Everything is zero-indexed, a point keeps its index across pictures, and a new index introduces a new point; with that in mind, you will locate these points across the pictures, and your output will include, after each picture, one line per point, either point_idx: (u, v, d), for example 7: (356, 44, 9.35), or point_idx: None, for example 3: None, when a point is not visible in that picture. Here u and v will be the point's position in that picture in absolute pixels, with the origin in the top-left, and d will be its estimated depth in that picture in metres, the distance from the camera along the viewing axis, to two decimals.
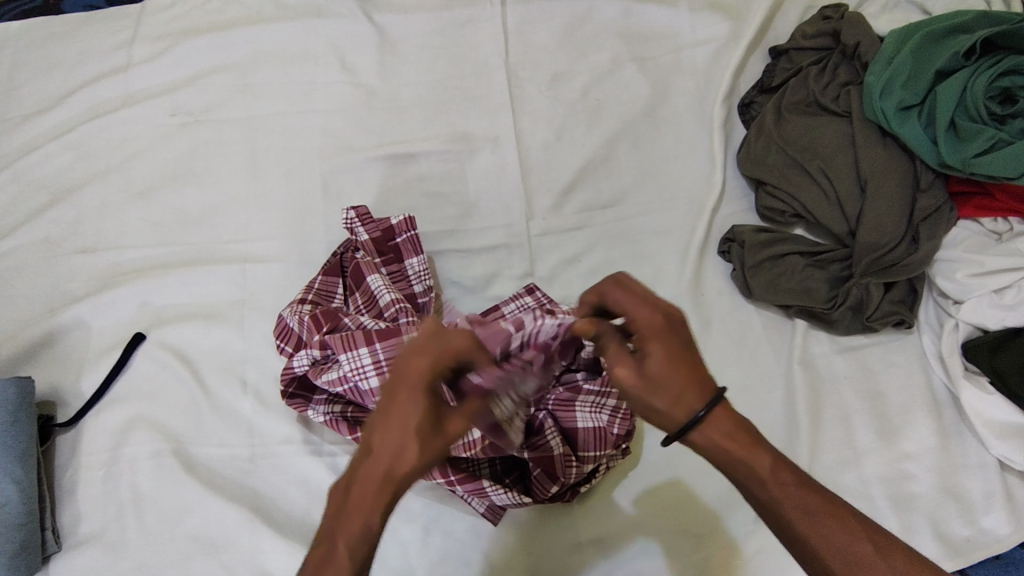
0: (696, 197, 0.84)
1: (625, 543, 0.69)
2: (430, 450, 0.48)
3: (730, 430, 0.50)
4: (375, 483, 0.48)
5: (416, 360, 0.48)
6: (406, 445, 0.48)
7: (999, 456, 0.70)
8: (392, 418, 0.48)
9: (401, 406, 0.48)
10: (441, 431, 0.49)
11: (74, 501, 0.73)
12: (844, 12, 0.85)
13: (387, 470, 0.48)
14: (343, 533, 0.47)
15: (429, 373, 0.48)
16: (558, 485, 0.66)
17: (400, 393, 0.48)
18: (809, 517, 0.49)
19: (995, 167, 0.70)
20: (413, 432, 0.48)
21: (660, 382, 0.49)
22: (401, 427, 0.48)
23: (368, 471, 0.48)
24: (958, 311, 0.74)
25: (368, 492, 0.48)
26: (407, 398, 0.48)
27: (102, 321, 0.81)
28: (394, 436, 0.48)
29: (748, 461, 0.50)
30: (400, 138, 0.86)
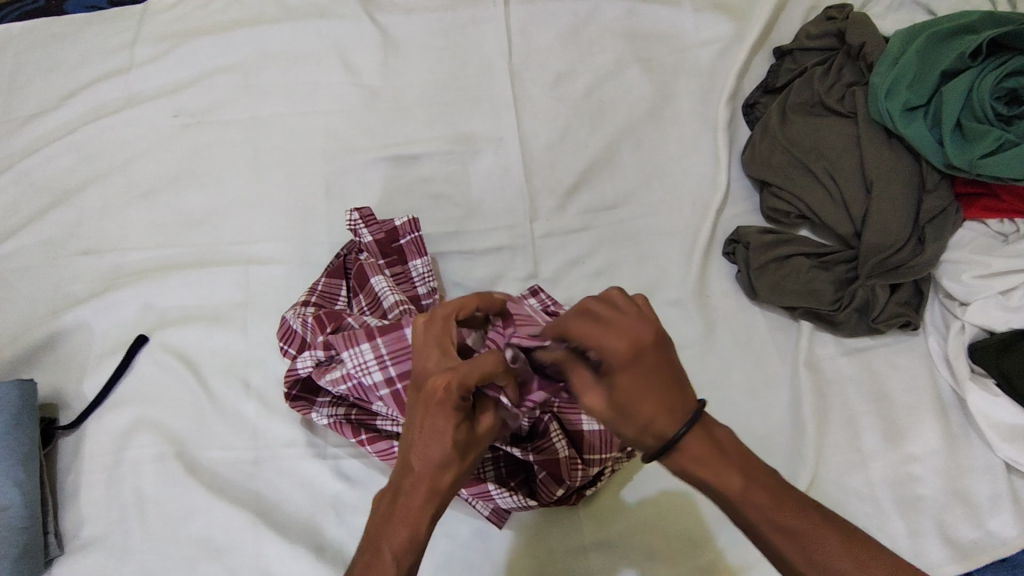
0: (701, 198, 0.84)
1: (631, 547, 0.68)
2: (465, 447, 0.52)
3: (702, 456, 0.47)
4: (420, 491, 0.51)
5: (451, 377, 0.50)
6: (446, 454, 0.51)
7: (1005, 459, 0.70)
8: (430, 428, 0.51)
9: (434, 410, 0.51)
10: (474, 436, 0.53)
11: (77, 505, 0.73)
12: (848, 12, 0.85)
13: (430, 471, 0.51)
14: (391, 542, 0.50)
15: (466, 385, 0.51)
16: (563, 488, 0.66)
17: (436, 405, 0.51)
18: (791, 542, 0.46)
19: (1000, 168, 0.70)
20: (452, 441, 0.51)
21: (634, 408, 0.46)
22: (442, 438, 0.51)
23: (415, 480, 0.51)
24: (964, 313, 0.74)
25: (413, 500, 0.51)
26: (442, 412, 0.51)
27: (105, 323, 0.80)
28: (433, 439, 0.51)
29: (722, 480, 0.47)
30: (404, 139, 0.86)
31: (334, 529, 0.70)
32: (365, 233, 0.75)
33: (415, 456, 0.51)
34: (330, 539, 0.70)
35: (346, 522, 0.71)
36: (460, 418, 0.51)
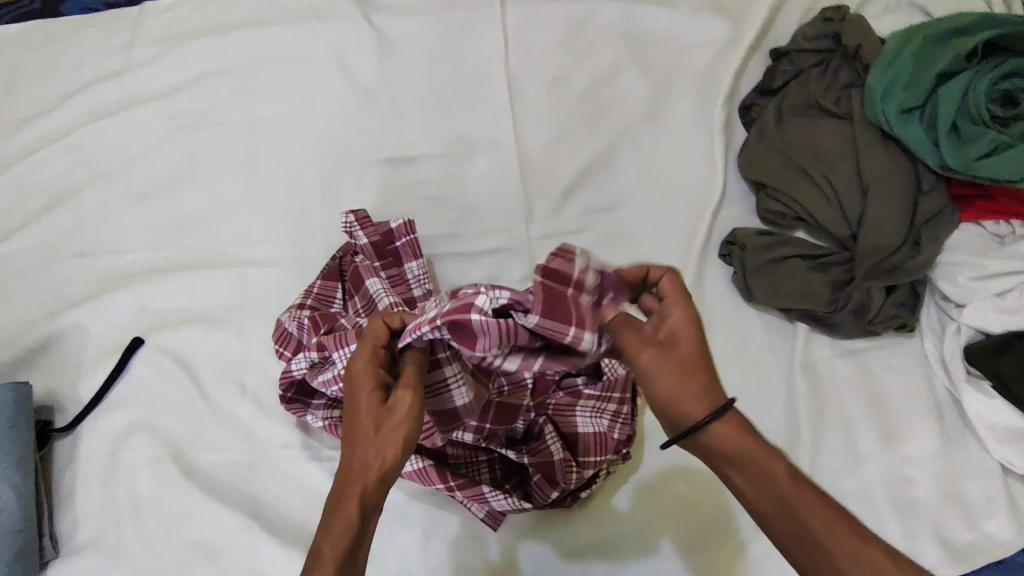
0: (697, 199, 0.84)
1: (626, 549, 0.68)
2: (381, 427, 0.51)
3: (734, 432, 0.50)
4: (350, 476, 0.51)
5: (353, 361, 0.54)
6: (368, 432, 0.52)
7: (1001, 461, 0.70)
8: (354, 417, 0.53)
9: (352, 404, 0.53)
10: (389, 410, 0.52)
11: (72, 507, 0.73)
12: (845, 13, 0.84)
13: (354, 458, 0.52)
14: (326, 532, 0.50)
15: (372, 364, 0.54)
16: (558, 491, 0.65)
17: (355, 395, 0.54)
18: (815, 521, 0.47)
19: (995, 170, 0.70)
20: (368, 418, 0.52)
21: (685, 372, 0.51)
22: (359, 419, 0.52)
23: (344, 471, 0.52)
24: (960, 314, 0.74)
25: (346, 486, 0.51)
26: (357, 395, 0.53)
27: (101, 325, 0.80)
28: (354, 429, 0.53)
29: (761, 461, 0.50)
30: (400, 140, 0.86)
31: None
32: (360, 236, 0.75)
33: (344, 451, 0.53)
34: None
35: None
36: (371, 394, 0.53)
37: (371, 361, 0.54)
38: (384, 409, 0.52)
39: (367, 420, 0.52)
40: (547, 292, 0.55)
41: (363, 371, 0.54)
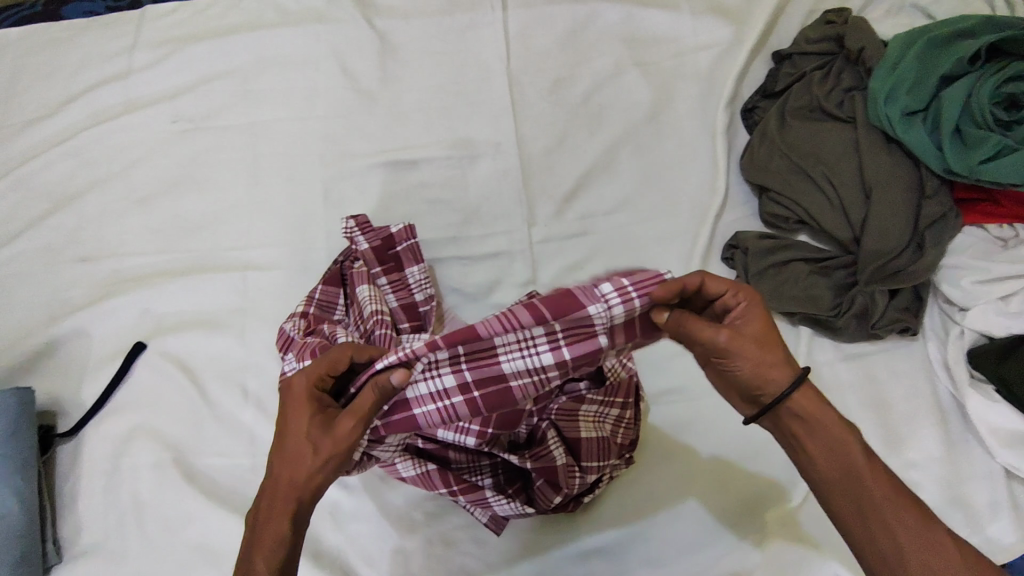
0: (698, 202, 0.83)
1: (629, 553, 0.68)
2: (317, 450, 0.52)
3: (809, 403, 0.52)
4: (282, 498, 0.53)
5: (294, 378, 0.55)
6: (304, 453, 0.52)
7: (1005, 465, 0.70)
8: (286, 436, 0.53)
9: (288, 423, 0.54)
10: (325, 433, 0.53)
11: (75, 512, 0.73)
12: (848, 16, 0.84)
13: (287, 476, 0.53)
14: (259, 547, 0.52)
15: (314, 386, 0.55)
16: (560, 496, 0.65)
17: (291, 415, 0.54)
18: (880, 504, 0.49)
19: (1001, 173, 0.70)
20: (305, 444, 0.53)
21: (761, 352, 0.51)
22: (297, 441, 0.53)
23: (274, 485, 0.53)
24: (964, 318, 0.74)
25: (277, 507, 0.52)
26: (293, 414, 0.54)
27: (103, 329, 0.80)
28: (286, 447, 0.53)
29: (830, 434, 0.51)
30: (402, 144, 0.86)
31: (332, 535, 0.70)
32: (359, 240, 0.74)
33: (273, 468, 0.54)
34: (327, 546, 0.70)
35: (345, 529, 0.70)
36: (312, 416, 0.53)
37: (317, 380, 0.55)
38: (323, 433, 0.53)
39: (305, 442, 0.53)
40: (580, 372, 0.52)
41: (300, 392, 0.54)
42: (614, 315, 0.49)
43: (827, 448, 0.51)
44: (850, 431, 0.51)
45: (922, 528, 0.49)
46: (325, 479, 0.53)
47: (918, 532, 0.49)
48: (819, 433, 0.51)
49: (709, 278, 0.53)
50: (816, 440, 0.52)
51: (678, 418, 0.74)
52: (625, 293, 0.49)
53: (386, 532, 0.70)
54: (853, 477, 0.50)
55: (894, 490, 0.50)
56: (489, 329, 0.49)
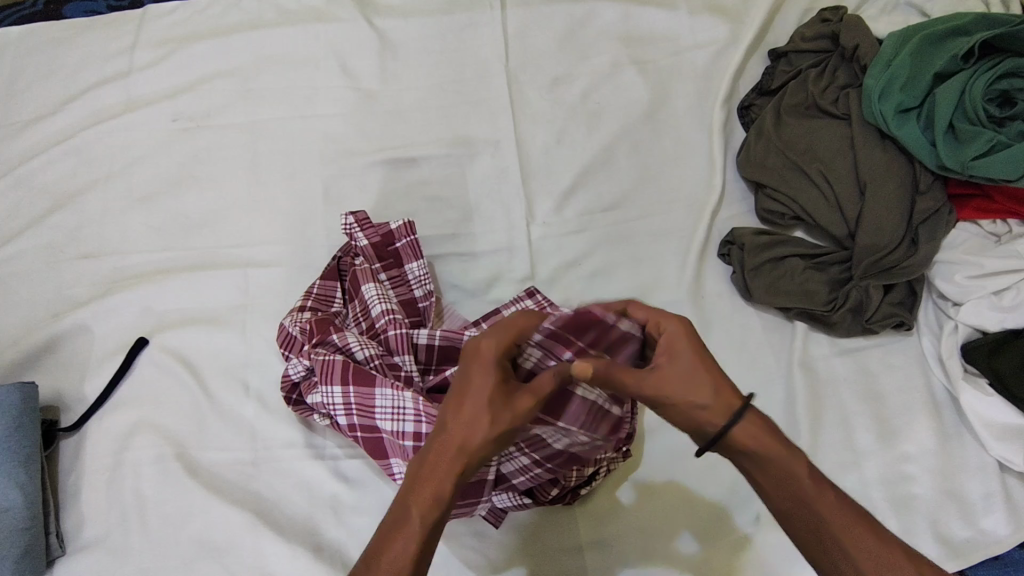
0: (695, 199, 0.84)
1: (626, 545, 0.69)
2: (498, 420, 0.51)
3: (759, 432, 0.51)
4: (450, 452, 0.52)
5: (486, 338, 0.53)
6: (479, 419, 0.51)
7: (998, 458, 0.70)
8: (466, 398, 0.52)
9: (469, 384, 0.52)
10: (508, 404, 0.52)
11: (78, 506, 0.74)
12: (843, 15, 0.85)
13: (462, 437, 0.51)
14: (416, 499, 0.51)
15: (501, 355, 0.53)
16: (558, 489, 0.66)
17: (474, 374, 0.53)
18: (844, 528, 0.50)
19: (994, 168, 0.70)
20: (486, 407, 0.51)
21: (690, 382, 0.51)
22: (476, 401, 0.52)
23: (443, 441, 0.52)
24: (957, 313, 0.75)
25: (442, 465, 0.51)
26: (478, 373, 0.52)
27: (106, 325, 0.81)
28: (467, 407, 0.52)
29: (776, 466, 0.51)
30: (401, 142, 0.86)
31: (333, 529, 0.71)
32: (358, 236, 0.75)
33: (447, 421, 0.52)
34: (329, 540, 0.70)
35: (345, 523, 0.71)
36: (495, 383, 0.52)
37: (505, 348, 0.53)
38: (503, 400, 0.52)
39: (485, 408, 0.51)
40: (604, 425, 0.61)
41: (489, 354, 0.53)
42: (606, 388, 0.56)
43: (775, 478, 0.52)
44: (798, 460, 0.51)
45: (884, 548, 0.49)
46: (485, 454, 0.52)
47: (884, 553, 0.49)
48: (768, 464, 0.51)
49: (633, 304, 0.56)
50: (766, 473, 0.52)
51: None
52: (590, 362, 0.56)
53: None
54: (806, 507, 0.51)
55: (850, 515, 0.50)
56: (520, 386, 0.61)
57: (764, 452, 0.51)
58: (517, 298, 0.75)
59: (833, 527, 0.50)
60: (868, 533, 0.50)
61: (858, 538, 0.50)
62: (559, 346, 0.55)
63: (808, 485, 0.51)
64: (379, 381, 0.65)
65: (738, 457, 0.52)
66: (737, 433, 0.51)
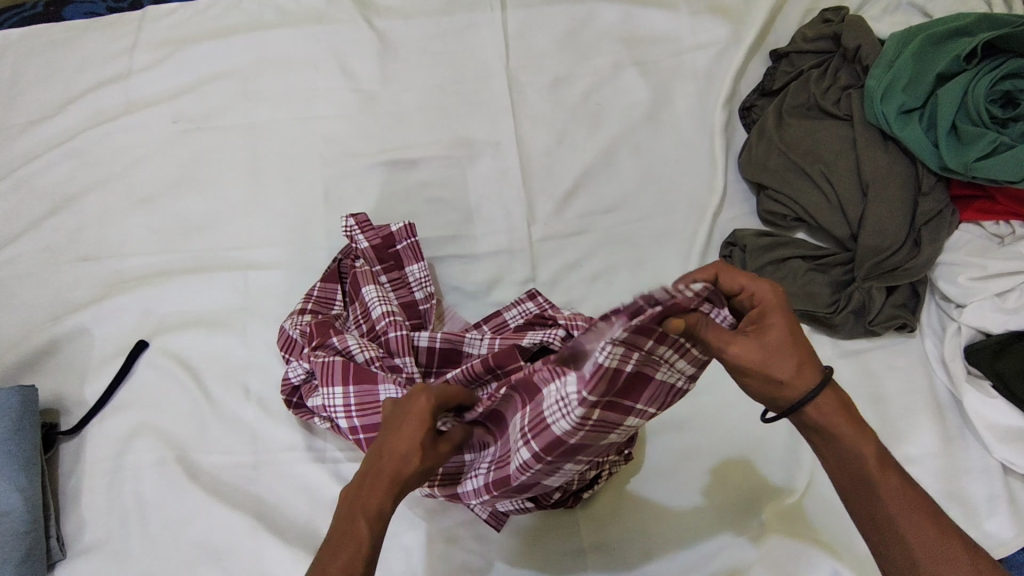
0: (697, 200, 0.84)
1: (630, 549, 0.69)
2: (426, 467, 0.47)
3: (834, 412, 0.52)
4: (389, 493, 0.47)
5: (422, 397, 0.47)
6: (412, 467, 0.46)
7: (1002, 460, 0.70)
8: (401, 443, 0.47)
9: (402, 431, 0.47)
10: (436, 448, 0.48)
11: (79, 509, 0.74)
12: (844, 15, 0.85)
13: (395, 483, 0.47)
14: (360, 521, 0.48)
15: (431, 411, 0.47)
16: (561, 493, 0.66)
17: (408, 426, 0.47)
18: (902, 512, 0.49)
19: (997, 171, 0.70)
20: (420, 459, 0.47)
21: (776, 360, 0.51)
22: (413, 450, 0.46)
23: (380, 483, 0.47)
24: (961, 314, 0.74)
25: (380, 506, 0.47)
26: (412, 426, 0.46)
27: (106, 328, 0.81)
28: (401, 454, 0.46)
29: (840, 439, 0.52)
30: (402, 144, 0.86)
31: None
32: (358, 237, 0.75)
33: (380, 464, 0.47)
34: None
35: None
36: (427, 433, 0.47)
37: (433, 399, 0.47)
38: (433, 449, 0.48)
39: (416, 460, 0.47)
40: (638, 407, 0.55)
41: (421, 411, 0.47)
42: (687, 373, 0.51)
43: (841, 457, 0.52)
44: (868, 442, 0.51)
45: (939, 538, 0.49)
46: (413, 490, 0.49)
47: (940, 542, 0.48)
48: (836, 443, 0.52)
49: (721, 269, 0.51)
50: (833, 451, 0.52)
51: (674, 414, 0.75)
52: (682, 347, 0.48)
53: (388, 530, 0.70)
54: (865, 484, 0.51)
55: (910, 492, 0.50)
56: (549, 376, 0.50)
57: (834, 425, 0.52)
58: (518, 300, 0.75)
59: (890, 506, 0.50)
60: (926, 521, 0.49)
61: (917, 523, 0.49)
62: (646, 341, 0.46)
63: (870, 459, 0.51)
64: (381, 378, 0.65)
65: (806, 432, 0.54)
66: (813, 411, 0.52)
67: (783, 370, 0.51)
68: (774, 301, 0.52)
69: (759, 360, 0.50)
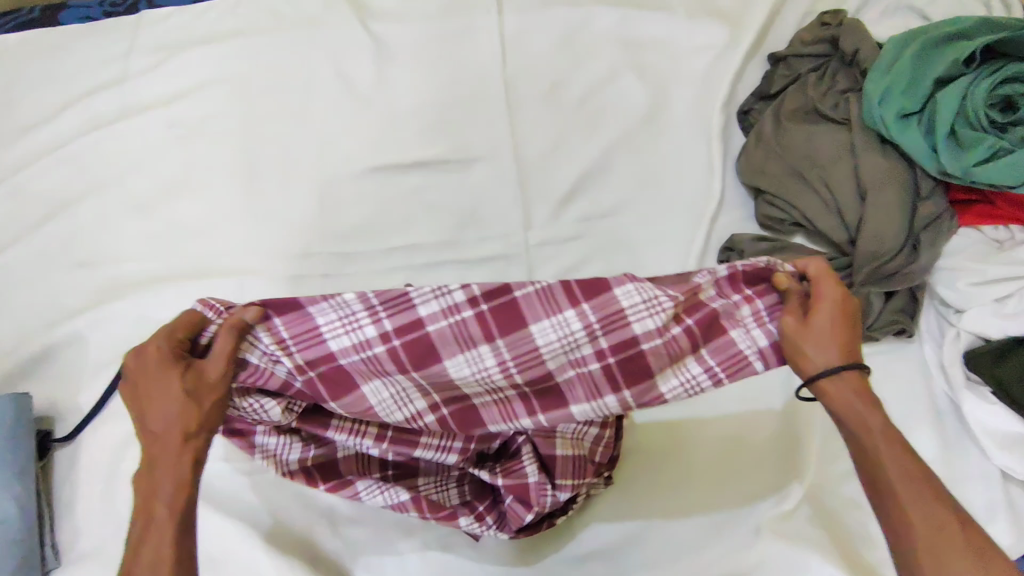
0: (695, 205, 0.84)
1: (624, 557, 0.68)
2: (188, 400, 0.54)
3: (849, 390, 0.53)
4: (166, 443, 0.54)
5: (151, 343, 0.54)
6: (170, 405, 0.53)
7: (1001, 467, 0.70)
8: (154, 397, 0.54)
9: (151, 386, 0.54)
10: (197, 380, 0.54)
11: (74, 517, 0.73)
12: (843, 18, 0.84)
13: (161, 432, 0.54)
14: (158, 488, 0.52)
15: (173, 349, 0.55)
16: (533, 513, 0.64)
17: (155, 375, 0.54)
18: (902, 477, 0.50)
19: (996, 175, 0.70)
20: (180, 395, 0.53)
21: (815, 338, 0.53)
22: (168, 394, 0.54)
23: (157, 436, 0.54)
24: (960, 320, 0.74)
25: (165, 453, 0.53)
26: (157, 374, 0.54)
27: (102, 335, 0.81)
28: (161, 402, 0.54)
29: (849, 415, 0.53)
30: (398, 148, 0.86)
31: (330, 541, 0.70)
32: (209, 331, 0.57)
33: (149, 420, 0.54)
34: (326, 551, 0.69)
35: (341, 534, 0.70)
36: (177, 372, 0.54)
37: (179, 344, 0.56)
38: (194, 382, 0.54)
39: (173, 398, 0.53)
40: (625, 369, 0.56)
41: (155, 358, 0.54)
42: (759, 340, 0.55)
43: (851, 430, 0.53)
44: (880, 416, 0.53)
45: (936, 511, 0.49)
46: (206, 437, 0.55)
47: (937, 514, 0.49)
48: (848, 415, 0.53)
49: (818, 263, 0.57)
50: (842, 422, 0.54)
51: (668, 422, 0.75)
52: (761, 316, 0.56)
53: (384, 536, 0.70)
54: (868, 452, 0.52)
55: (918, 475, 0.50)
56: (620, 280, 0.54)
57: (840, 402, 0.53)
58: None
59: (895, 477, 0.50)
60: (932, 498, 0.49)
61: (913, 494, 0.49)
62: (730, 286, 0.57)
63: (878, 436, 0.52)
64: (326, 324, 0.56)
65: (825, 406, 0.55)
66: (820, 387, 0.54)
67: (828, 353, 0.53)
68: (839, 298, 0.55)
69: (792, 332, 0.54)
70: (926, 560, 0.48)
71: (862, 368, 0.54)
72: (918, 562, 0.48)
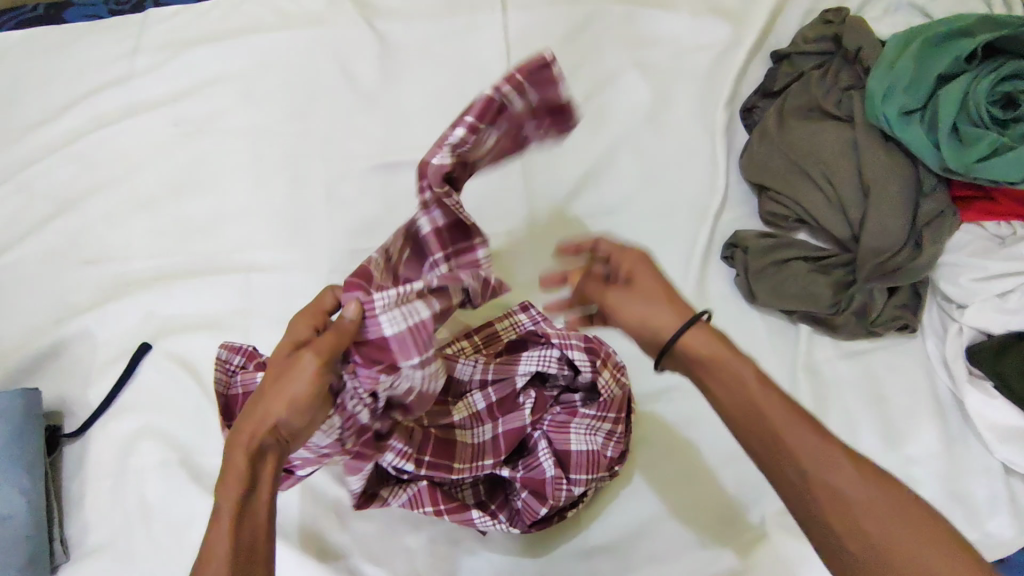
0: (698, 202, 0.84)
1: (629, 550, 0.69)
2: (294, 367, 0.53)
3: (710, 343, 0.56)
4: (257, 404, 0.52)
5: (298, 315, 0.58)
6: (276, 367, 0.53)
7: (1003, 461, 0.70)
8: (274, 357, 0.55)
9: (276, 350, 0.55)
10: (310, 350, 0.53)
11: (83, 512, 0.74)
12: (845, 16, 0.85)
13: (262, 391, 0.53)
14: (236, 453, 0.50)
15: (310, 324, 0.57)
16: (547, 507, 0.65)
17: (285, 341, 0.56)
18: (781, 422, 0.51)
19: (996, 171, 0.71)
20: (287, 359, 0.53)
21: (642, 315, 0.59)
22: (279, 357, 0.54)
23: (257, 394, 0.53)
24: (962, 315, 0.75)
25: (254, 414, 0.52)
26: (287, 339, 0.56)
27: (108, 331, 0.81)
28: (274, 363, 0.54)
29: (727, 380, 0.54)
30: (403, 146, 0.86)
31: (337, 534, 0.71)
32: (236, 359, 0.66)
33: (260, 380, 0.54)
34: (333, 546, 0.70)
35: (349, 528, 0.71)
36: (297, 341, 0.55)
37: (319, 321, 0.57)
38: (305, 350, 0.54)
39: (284, 361, 0.53)
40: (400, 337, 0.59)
41: (293, 329, 0.57)
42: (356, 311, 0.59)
43: (723, 381, 0.54)
44: (747, 362, 0.54)
45: (815, 440, 0.50)
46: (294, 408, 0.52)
47: (822, 447, 0.49)
48: (717, 367, 0.55)
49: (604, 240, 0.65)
50: (722, 384, 0.54)
51: (674, 415, 0.74)
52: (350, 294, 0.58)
53: (390, 531, 0.70)
54: (745, 402, 0.52)
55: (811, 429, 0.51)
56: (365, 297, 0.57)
57: (708, 359, 0.55)
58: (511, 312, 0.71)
59: (770, 415, 0.51)
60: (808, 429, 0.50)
61: (797, 430, 0.50)
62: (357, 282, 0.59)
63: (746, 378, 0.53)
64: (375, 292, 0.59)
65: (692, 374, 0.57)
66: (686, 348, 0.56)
67: (658, 321, 0.58)
68: (641, 266, 0.62)
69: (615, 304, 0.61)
70: (820, 493, 0.48)
71: (702, 320, 0.57)
72: (829, 526, 0.48)
